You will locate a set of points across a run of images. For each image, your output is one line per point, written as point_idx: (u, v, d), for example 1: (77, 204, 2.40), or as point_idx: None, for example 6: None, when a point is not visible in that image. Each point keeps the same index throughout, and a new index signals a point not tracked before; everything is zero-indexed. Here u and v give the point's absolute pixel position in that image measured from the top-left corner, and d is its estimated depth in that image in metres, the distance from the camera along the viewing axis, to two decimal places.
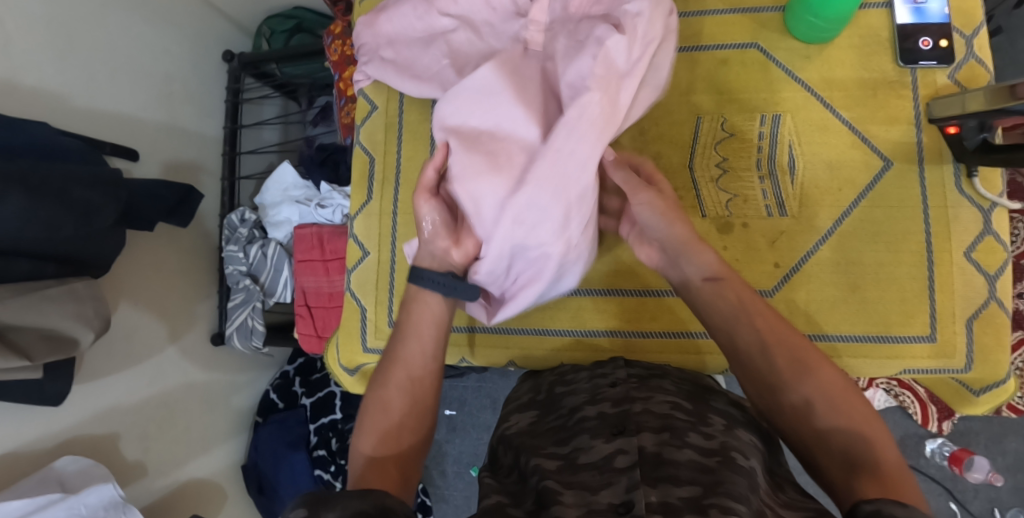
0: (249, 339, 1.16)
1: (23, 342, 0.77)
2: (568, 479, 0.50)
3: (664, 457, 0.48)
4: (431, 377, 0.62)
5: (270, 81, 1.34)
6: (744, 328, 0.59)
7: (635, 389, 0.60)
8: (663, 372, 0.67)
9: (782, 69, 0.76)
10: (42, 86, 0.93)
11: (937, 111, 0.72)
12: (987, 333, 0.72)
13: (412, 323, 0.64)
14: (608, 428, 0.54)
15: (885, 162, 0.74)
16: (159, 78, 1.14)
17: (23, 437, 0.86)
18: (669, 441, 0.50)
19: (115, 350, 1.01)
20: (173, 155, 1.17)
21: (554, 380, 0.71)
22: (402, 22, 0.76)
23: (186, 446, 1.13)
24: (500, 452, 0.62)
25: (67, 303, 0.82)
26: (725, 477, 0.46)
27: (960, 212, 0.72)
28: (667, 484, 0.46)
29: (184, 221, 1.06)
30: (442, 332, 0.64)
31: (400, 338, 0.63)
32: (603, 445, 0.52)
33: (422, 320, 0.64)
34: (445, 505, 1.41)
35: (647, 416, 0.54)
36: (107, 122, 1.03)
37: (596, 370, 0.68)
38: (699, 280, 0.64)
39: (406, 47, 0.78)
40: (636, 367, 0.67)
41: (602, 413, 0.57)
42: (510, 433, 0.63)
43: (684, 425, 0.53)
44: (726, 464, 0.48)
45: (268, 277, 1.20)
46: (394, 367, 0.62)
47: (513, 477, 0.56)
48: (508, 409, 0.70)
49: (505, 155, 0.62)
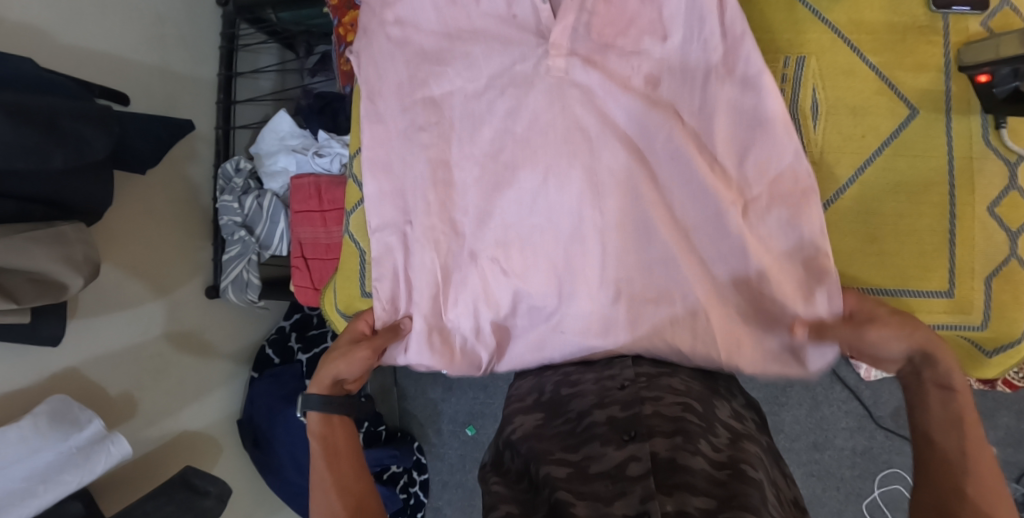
0: (244, 292, 1.14)
1: (10, 284, 0.75)
2: (580, 489, 0.48)
3: (679, 463, 0.48)
4: (357, 479, 0.68)
5: (265, 26, 1.27)
6: (948, 437, 0.56)
7: (644, 389, 0.59)
8: (671, 370, 0.66)
9: (808, 9, 0.73)
10: (25, 21, 0.88)
11: (969, 57, 0.68)
12: (1006, 291, 0.70)
13: (327, 442, 0.70)
14: (618, 433, 0.52)
15: (912, 111, 0.71)
16: (151, 19, 1.09)
17: (17, 382, 0.85)
18: (683, 446, 0.49)
19: (106, 301, 0.99)
20: (166, 100, 1.12)
21: (559, 380, 0.68)
22: (415, 10, 0.74)
23: (181, 397, 1.11)
24: (506, 457, 0.60)
25: (53, 246, 0.79)
26: (737, 489, 0.45)
27: (985, 165, 0.70)
28: (683, 492, 0.45)
29: (141, 168, 0.98)
30: (351, 430, 0.72)
31: (319, 463, 0.69)
32: (615, 452, 0.50)
33: (335, 437, 0.71)
34: (440, 464, 1.42)
35: (657, 421, 0.53)
36: (95, 63, 0.99)
37: (603, 372, 0.65)
38: (929, 385, 0.59)
39: (414, 28, 0.75)
40: (644, 367, 0.67)
41: (611, 418, 0.55)
42: (517, 438, 0.60)
43: (696, 430, 0.52)
44: (736, 477, 0.47)
45: (263, 229, 1.16)
46: (325, 488, 0.67)
47: (524, 485, 0.55)
48: (511, 410, 0.67)
49: (619, 237, 0.67)
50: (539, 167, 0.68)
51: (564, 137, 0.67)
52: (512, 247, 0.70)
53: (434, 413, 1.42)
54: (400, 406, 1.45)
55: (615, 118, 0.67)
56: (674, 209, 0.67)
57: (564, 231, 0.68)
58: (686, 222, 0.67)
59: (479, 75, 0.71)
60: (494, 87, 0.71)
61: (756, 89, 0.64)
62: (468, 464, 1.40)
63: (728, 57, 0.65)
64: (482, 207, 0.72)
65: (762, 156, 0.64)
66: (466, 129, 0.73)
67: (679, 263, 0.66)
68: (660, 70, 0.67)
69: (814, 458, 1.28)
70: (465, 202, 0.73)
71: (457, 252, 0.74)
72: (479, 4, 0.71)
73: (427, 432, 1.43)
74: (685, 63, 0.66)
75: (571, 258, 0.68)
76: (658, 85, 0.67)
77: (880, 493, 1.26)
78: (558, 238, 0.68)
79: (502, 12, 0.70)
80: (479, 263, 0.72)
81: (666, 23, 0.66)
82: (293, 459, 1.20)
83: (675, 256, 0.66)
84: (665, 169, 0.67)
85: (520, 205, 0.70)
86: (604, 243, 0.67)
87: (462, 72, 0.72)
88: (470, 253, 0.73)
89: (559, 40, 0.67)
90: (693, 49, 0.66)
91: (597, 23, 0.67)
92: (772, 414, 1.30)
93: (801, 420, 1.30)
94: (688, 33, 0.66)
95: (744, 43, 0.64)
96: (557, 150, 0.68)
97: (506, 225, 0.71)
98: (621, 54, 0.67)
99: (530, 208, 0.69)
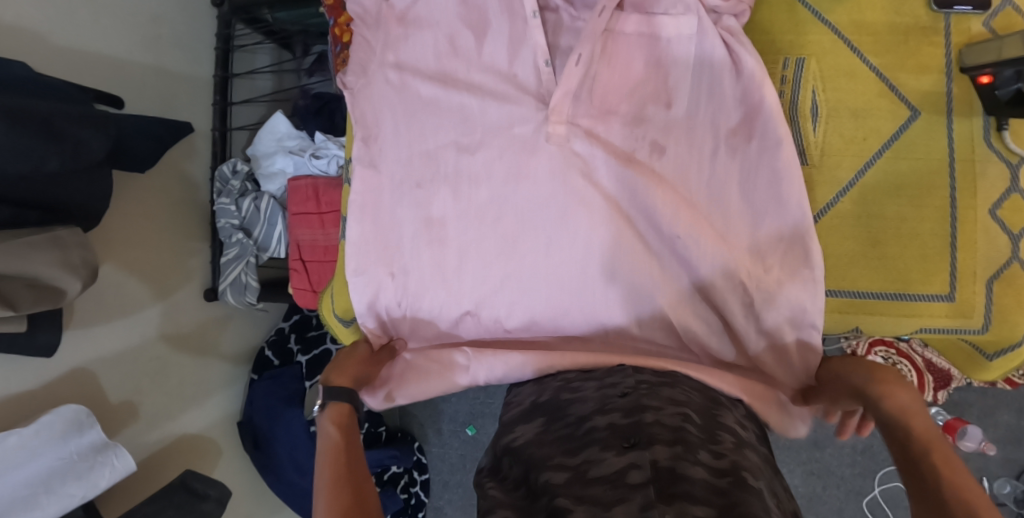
0: (243, 295, 1.14)
1: (9, 291, 0.74)
2: (579, 494, 0.47)
3: (679, 472, 0.47)
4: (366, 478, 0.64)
5: (261, 27, 1.26)
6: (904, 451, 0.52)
7: (645, 396, 0.59)
8: (672, 379, 0.64)
9: (809, 11, 0.72)
10: (20, 23, 0.87)
11: (971, 60, 0.68)
12: (1007, 295, 0.70)
13: (341, 435, 0.68)
14: (618, 440, 0.52)
15: (913, 112, 0.71)
16: (146, 20, 1.08)
17: (16, 388, 0.84)
18: (683, 455, 0.49)
19: (103, 303, 0.98)
20: (162, 102, 1.12)
21: (560, 387, 0.68)
22: (415, 53, 0.77)
23: (181, 400, 1.11)
24: (505, 463, 0.60)
25: (50, 251, 0.78)
26: (739, 499, 0.45)
27: (987, 168, 0.70)
28: (682, 501, 0.43)
29: (143, 167, 0.98)
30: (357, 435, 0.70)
31: (332, 453, 0.65)
32: (615, 458, 0.50)
33: (353, 431, 0.69)
34: (441, 464, 1.42)
35: (658, 428, 0.52)
36: (91, 65, 0.98)
37: (604, 380, 0.65)
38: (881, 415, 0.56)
39: (414, 74, 0.77)
40: (646, 374, 0.65)
41: (612, 424, 0.54)
42: (518, 445, 0.59)
43: (696, 440, 0.52)
44: (738, 485, 0.47)
45: (261, 231, 1.15)
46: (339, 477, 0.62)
47: (521, 492, 0.54)
48: (512, 417, 0.67)
49: (613, 297, 0.70)
50: (542, 234, 0.70)
51: (558, 203, 0.69)
52: (513, 297, 0.74)
53: (434, 413, 1.42)
54: (401, 407, 1.45)
55: (605, 186, 0.69)
56: (670, 275, 0.69)
57: (565, 289, 0.71)
58: (683, 288, 0.69)
59: (476, 134, 0.73)
60: (493, 148, 0.72)
61: (770, 162, 0.66)
62: (468, 464, 1.40)
63: (739, 129, 0.67)
64: (480, 271, 0.75)
65: (770, 230, 0.67)
66: (461, 187, 0.74)
67: (674, 323, 0.69)
68: (666, 138, 0.68)
69: (815, 456, 1.28)
70: (461, 263, 0.76)
71: (454, 311, 0.78)
72: (480, 57, 0.73)
73: (427, 433, 1.43)
74: (691, 131, 0.68)
75: (572, 312, 0.72)
76: (663, 152, 0.68)
77: (880, 491, 1.26)
78: (560, 291, 0.71)
79: (503, 70, 0.72)
80: (480, 317, 0.77)
81: (673, 91, 0.68)
82: (293, 461, 1.20)
83: (669, 318, 0.69)
84: (663, 240, 0.68)
85: (522, 273, 0.72)
86: (604, 300, 0.70)
87: (461, 127, 0.74)
88: (468, 310, 0.77)
89: (560, 107, 0.69)
90: (701, 118, 0.68)
91: (598, 90, 0.69)
92: None
93: None
94: (693, 99, 0.68)
95: (763, 118, 0.66)
96: (558, 215, 0.69)
97: (506, 293, 0.74)
98: (623, 122, 0.69)
99: (529, 267, 0.71)
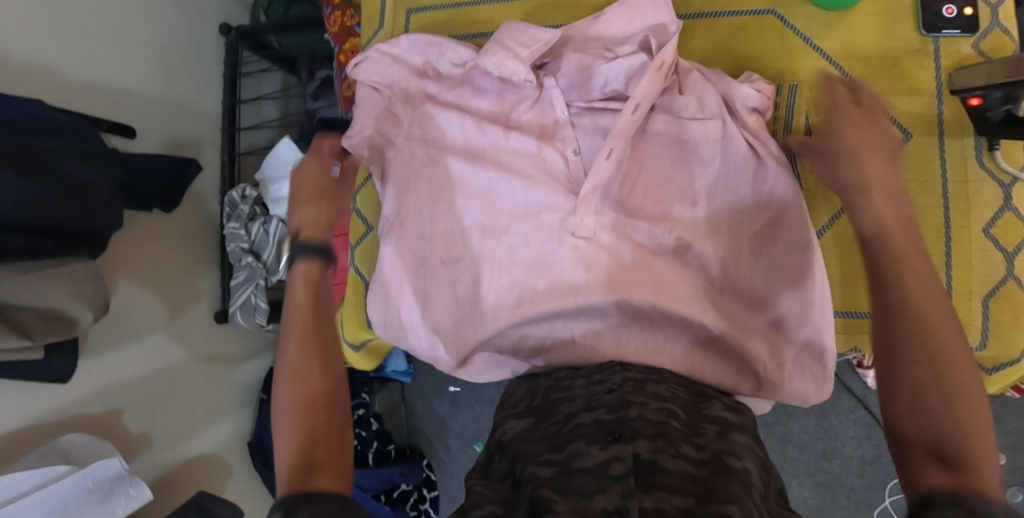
0: (252, 316, 1.15)
1: (22, 321, 0.76)
2: (563, 486, 0.47)
3: (659, 465, 0.47)
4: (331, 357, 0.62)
5: (269, 53, 1.29)
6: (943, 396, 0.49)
7: (631, 392, 0.58)
8: (659, 375, 0.63)
9: (800, 37, 0.75)
10: (36, 59, 0.90)
11: (960, 82, 0.70)
12: (1004, 311, 0.71)
13: (298, 314, 0.64)
14: (603, 434, 0.52)
15: (906, 135, 0.73)
16: (157, 51, 1.11)
17: (32, 413, 0.86)
18: (664, 449, 0.49)
19: (117, 324, 1.00)
20: (172, 129, 1.15)
21: (550, 384, 0.67)
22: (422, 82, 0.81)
23: (193, 420, 1.13)
24: (493, 458, 0.60)
25: (64, 281, 0.80)
26: (718, 485, 0.46)
27: (981, 188, 0.71)
28: (661, 492, 0.45)
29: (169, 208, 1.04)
30: (325, 296, 0.66)
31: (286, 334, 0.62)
32: (598, 452, 0.49)
33: (325, 295, 0.66)
34: (450, 480, 1.43)
35: (642, 423, 0.52)
36: (103, 97, 1.01)
37: (593, 375, 0.63)
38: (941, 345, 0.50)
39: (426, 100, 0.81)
40: (634, 370, 0.63)
41: (597, 419, 0.54)
42: (507, 439, 0.59)
43: (678, 433, 0.52)
44: (719, 473, 0.48)
45: (270, 254, 1.17)
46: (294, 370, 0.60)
47: (507, 484, 0.54)
48: (501, 415, 0.66)
49: (612, 297, 0.68)
50: (542, 236, 0.72)
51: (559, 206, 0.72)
52: (514, 301, 0.72)
53: (441, 430, 1.43)
54: (410, 423, 1.46)
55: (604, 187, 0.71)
56: (671, 274, 0.69)
57: (563, 290, 0.70)
58: (682, 287, 0.68)
59: (502, 220, 0.74)
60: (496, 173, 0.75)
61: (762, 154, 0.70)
62: None
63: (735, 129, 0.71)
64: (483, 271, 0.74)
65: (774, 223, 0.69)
66: (478, 201, 0.76)
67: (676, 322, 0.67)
68: (663, 143, 0.73)
69: (824, 467, 1.28)
70: (463, 272, 0.76)
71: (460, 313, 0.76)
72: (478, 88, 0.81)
73: (436, 449, 1.44)
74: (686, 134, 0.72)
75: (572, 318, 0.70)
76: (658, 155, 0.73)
77: (891, 501, 1.25)
78: (558, 293, 0.70)
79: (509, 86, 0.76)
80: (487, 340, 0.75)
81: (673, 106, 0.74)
82: None
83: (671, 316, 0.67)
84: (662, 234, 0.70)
85: (522, 275, 0.72)
86: (603, 300, 0.69)
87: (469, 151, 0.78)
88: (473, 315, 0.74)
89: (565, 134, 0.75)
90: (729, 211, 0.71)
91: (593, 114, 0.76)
92: (782, 424, 1.30)
93: (809, 430, 1.30)
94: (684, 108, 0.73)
95: (794, 219, 0.68)
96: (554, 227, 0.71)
97: (508, 296, 0.72)
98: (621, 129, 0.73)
99: (531, 266, 0.72)
